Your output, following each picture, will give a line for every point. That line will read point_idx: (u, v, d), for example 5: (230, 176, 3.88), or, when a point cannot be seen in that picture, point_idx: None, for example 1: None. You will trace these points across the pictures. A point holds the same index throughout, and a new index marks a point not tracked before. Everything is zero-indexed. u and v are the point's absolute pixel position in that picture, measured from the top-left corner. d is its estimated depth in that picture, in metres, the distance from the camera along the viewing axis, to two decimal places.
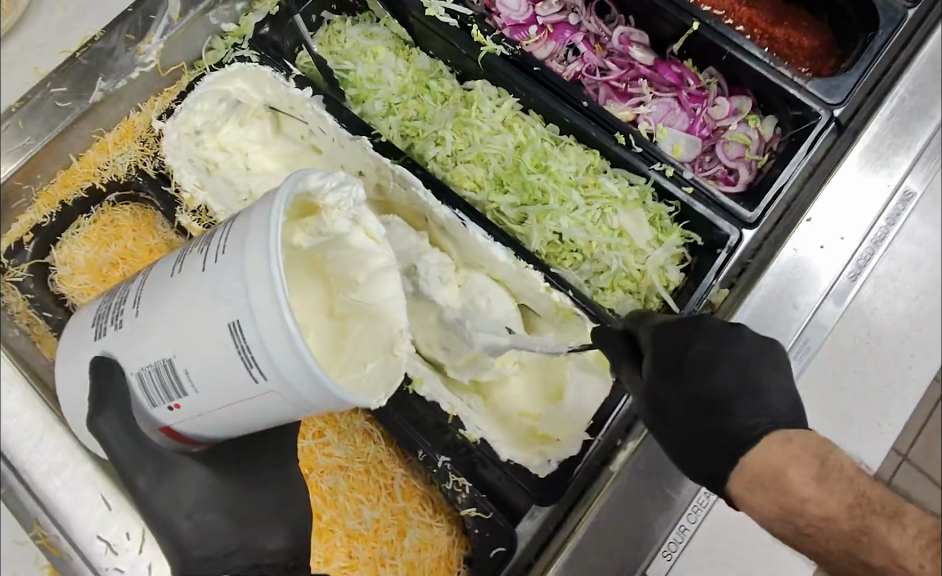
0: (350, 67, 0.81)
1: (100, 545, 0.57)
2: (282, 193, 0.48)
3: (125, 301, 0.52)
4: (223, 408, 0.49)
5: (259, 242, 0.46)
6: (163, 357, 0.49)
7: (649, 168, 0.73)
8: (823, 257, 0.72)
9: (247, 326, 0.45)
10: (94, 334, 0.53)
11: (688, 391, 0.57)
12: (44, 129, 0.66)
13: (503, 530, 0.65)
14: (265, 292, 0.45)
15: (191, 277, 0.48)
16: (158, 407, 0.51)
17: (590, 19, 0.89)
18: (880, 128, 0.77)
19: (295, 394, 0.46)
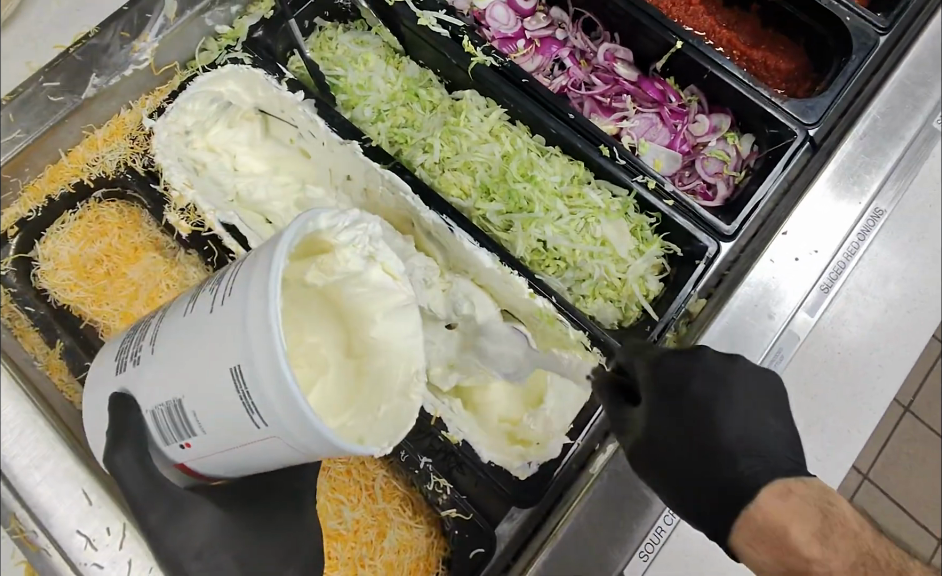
0: (340, 73, 0.83)
1: (79, 540, 0.57)
2: (291, 228, 0.49)
3: (143, 338, 0.53)
4: (232, 450, 0.49)
5: (260, 285, 0.46)
6: (172, 397, 0.49)
7: (632, 180, 0.76)
8: (797, 269, 0.75)
9: (248, 373, 0.45)
10: (116, 368, 0.54)
11: (688, 427, 0.55)
12: (35, 123, 0.67)
13: (483, 531, 0.65)
14: (263, 338, 0.44)
15: (201, 317, 0.49)
16: (171, 447, 0.52)
17: (576, 35, 0.92)
18: (852, 147, 0.80)
19: (296, 441, 0.46)
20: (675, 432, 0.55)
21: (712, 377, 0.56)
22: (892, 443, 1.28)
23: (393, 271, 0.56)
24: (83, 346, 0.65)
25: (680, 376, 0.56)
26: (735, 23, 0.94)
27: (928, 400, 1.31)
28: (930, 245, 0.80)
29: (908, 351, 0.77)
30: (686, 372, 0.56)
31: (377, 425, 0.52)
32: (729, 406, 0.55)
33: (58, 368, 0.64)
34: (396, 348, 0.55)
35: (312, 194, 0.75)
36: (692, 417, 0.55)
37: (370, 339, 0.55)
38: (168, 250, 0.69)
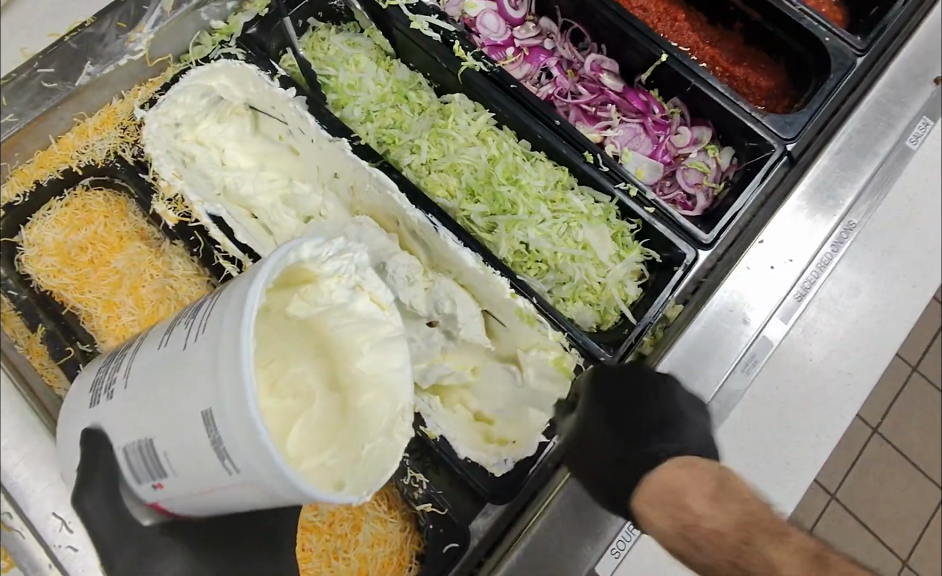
0: (332, 73, 0.84)
1: (54, 522, 0.58)
2: (270, 260, 0.50)
3: (117, 371, 0.54)
4: (204, 492, 0.48)
5: (233, 324, 0.46)
6: (145, 437, 0.49)
7: (614, 187, 0.77)
8: (773, 276, 0.77)
9: (218, 417, 0.45)
10: (89, 402, 0.55)
11: (616, 424, 0.62)
12: (28, 108, 0.67)
13: (457, 526, 0.65)
14: (231, 381, 0.45)
15: (176, 353, 0.49)
16: (142, 487, 0.51)
17: (564, 46, 0.94)
18: (828, 161, 0.83)
19: (264, 485, 0.46)
20: (601, 427, 0.62)
21: (641, 383, 0.63)
22: (860, 464, 1.30)
23: (381, 301, 0.57)
24: (63, 332, 0.65)
25: (615, 381, 0.63)
26: (719, 40, 0.97)
27: (894, 422, 1.33)
28: (899, 258, 0.83)
29: (877, 360, 0.79)
30: (620, 380, 0.63)
31: (360, 465, 0.52)
32: (651, 409, 0.62)
33: (40, 353, 0.64)
34: (383, 384, 0.55)
35: (298, 189, 0.77)
36: (620, 416, 0.62)
37: (356, 372, 0.55)
38: (153, 241, 0.70)
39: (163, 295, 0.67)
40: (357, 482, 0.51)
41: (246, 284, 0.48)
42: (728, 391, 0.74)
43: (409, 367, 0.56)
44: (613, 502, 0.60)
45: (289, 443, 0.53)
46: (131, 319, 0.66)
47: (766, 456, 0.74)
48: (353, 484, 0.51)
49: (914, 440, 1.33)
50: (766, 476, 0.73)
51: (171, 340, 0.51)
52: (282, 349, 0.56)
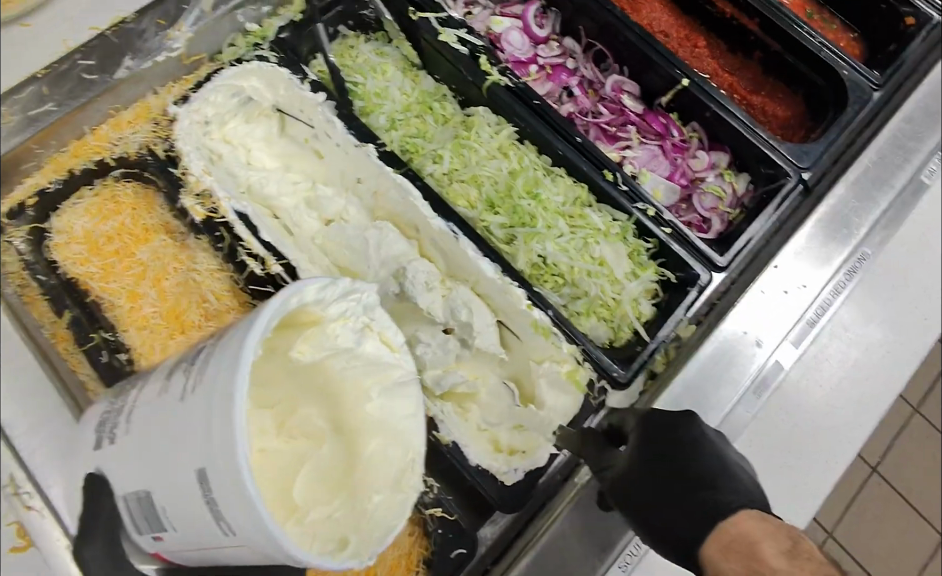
0: (359, 80, 0.85)
1: None
2: (269, 308, 0.50)
3: (119, 414, 0.54)
4: (204, 548, 0.51)
5: (225, 386, 0.47)
6: (143, 489, 0.51)
7: (632, 206, 0.78)
8: (787, 301, 0.78)
9: (211, 477, 0.47)
10: (94, 443, 0.54)
11: (666, 470, 0.63)
12: (67, 98, 0.67)
13: (465, 533, 0.66)
14: (225, 450, 0.46)
15: (171, 407, 0.50)
16: (144, 538, 0.53)
17: (587, 66, 0.96)
18: (844, 191, 0.84)
19: (256, 547, 0.48)
20: (655, 473, 0.63)
21: (689, 433, 0.64)
22: (857, 505, 1.31)
23: (392, 343, 0.58)
24: (89, 319, 0.66)
25: (666, 430, 0.64)
26: (738, 68, 0.99)
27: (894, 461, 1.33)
28: (911, 288, 0.84)
29: (888, 388, 0.79)
30: (670, 429, 0.64)
31: (365, 521, 0.54)
32: (705, 457, 0.63)
33: (65, 338, 0.65)
34: (391, 432, 0.57)
35: (321, 192, 0.78)
36: (674, 463, 0.63)
37: (367, 416, 0.57)
38: (178, 235, 0.71)
39: (186, 289, 0.68)
40: (360, 535, 0.53)
41: (237, 346, 0.49)
42: (740, 412, 0.74)
43: (420, 414, 0.58)
44: (665, 543, 0.61)
45: (296, 490, 0.54)
46: (153, 311, 0.67)
47: (775, 480, 0.74)
48: (357, 539, 0.53)
49: (910, 480, 1.34)
50: (777, 496, 0.73)
51: (167, 390, 0.51)
52: (287, 392, 0.58)
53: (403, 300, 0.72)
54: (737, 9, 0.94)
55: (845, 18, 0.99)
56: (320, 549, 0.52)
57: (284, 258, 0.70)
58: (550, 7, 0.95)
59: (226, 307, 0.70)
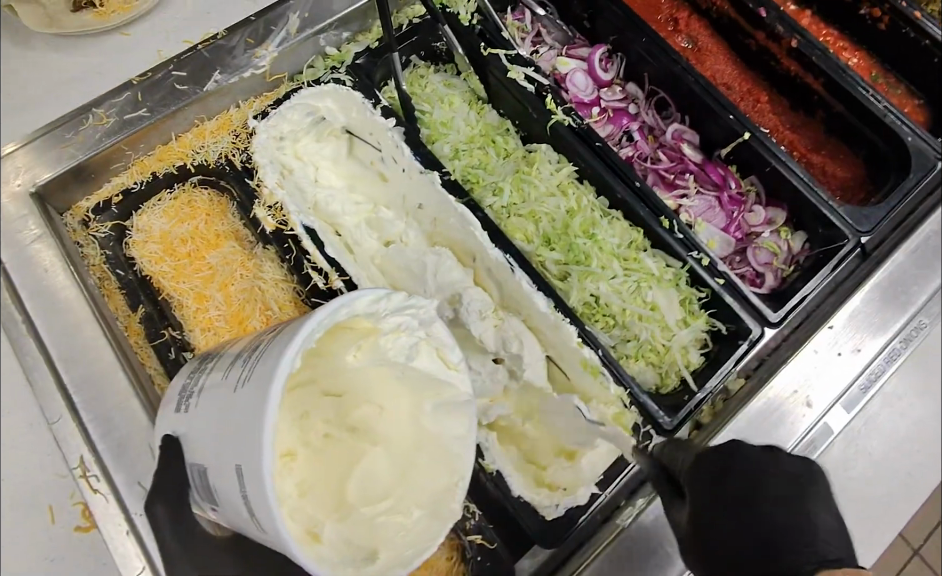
0: (427, 109, 0.88)
1: (138, 490, 0.63)
2: (315, 319, 0.51)
3: (195, 387, 0.56)
4: (248, 532, 0.52)
5: (264, 390, 0.48)
6: (200, 463, 0.53)
7: (686, 254, 0.78)
8: (840, 362, 0.78)
9: (246, 477, 0.48)
10: (174, 407, 0.57)
11: (737, 527, 0.50)
12: (159, 105, 0.75)
13: (503, 562, 0.66)
14: (252, 455, 0.47)
15: (225, 396, 0.52)
16: (203, 505, 0.56)
17: (648, 113, 0.97)
18: (903, 258, 0.84)
19: (281, 546, 0.48)
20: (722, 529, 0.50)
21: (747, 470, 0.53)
22: None
23: (447, 359, 0.57)
24: (158, 314, 0.71)
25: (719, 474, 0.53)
26: (800, 126, 0.99)
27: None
28: None
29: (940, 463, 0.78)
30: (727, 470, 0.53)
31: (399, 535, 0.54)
32: (775, 503, 0.50)
33: (137, 332, 0.70)
34: (440, 454, 0.57)
35: (383, 215, 0.80)
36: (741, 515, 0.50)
37: (420, 426, 0.58)
38: (247, 243, 0.74)
39: (249, 295, 0.71)
40: (391, 552, 0.53)
41: (286, 344, 0.50)
42: None
43: (472, 437, 0.57)
44: None
45: (347, 489, 0.55)
46: (217, 314, 0.70)
47: None
48: (386, 554, 0.53)
49: None
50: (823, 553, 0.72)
51: (228, 375, 0.53)
52: (356, 386, 0.58)
53: (456, 325, 0.74)
54: (802, 68, 0.95)
55: (909, 84, 0.99)
56: (351, 556, 0.52)
57: (345, 274, 0.71)
58: (616, 52, 0.97)
59: (287, 317, 0.71)
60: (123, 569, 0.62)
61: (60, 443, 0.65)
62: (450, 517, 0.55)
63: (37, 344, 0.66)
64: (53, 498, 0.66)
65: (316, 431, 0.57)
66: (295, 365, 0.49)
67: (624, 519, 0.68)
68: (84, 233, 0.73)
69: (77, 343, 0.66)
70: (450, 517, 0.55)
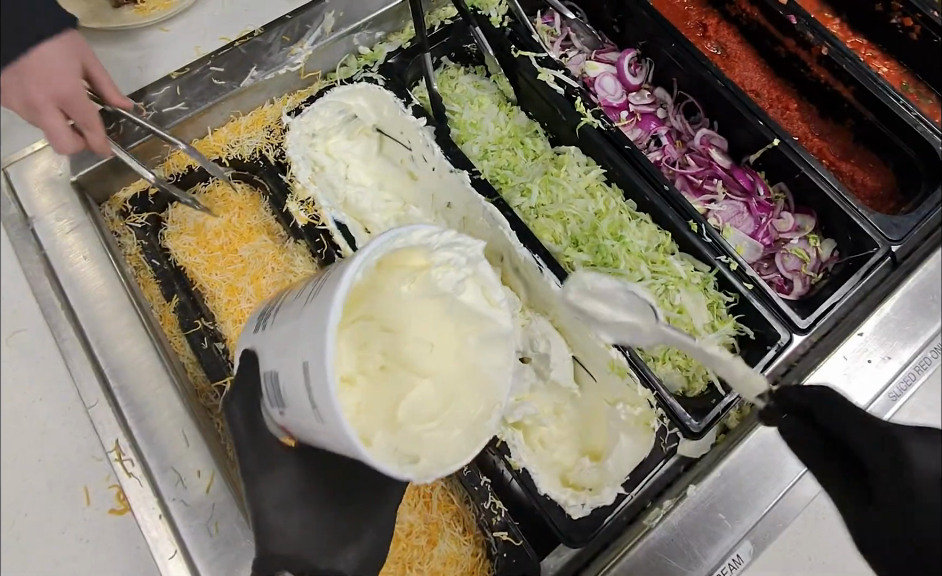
0: (456, 110, 0.89)
1: (171, 475, 0.64)
2: (375, 242, 0.51)
3: (270, 310, 0.58)
4: (310, 434, 0.52)
5: (330, 295, 0.49)
6: (269, 368, 0.53)
7: (715, 258, 0.78)
8: (869, 370, 0.78)
9: (310, 370, 0.48)
10: (253, 325, 0.59)
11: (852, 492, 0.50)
12: (198, 100, 0.77)
13: (529, 560, 0.65)
14: (316, 348, 0.47)
15: (294, 312, 0.52)
16: (270, 411, 0.55)
17: (677, 116, 0.97)
18: (934, 268, 0.82)
19: (338, 438, 0.47)
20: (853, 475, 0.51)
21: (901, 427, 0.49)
22: None
23: (491, 298, 0.56)
24: (192, 304, 0.72)
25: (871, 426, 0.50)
26: (829, 134, 0.99)
27: None
28: None
29: None
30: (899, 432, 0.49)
31: (444, 451, 0.51)
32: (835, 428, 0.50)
33: (170, 320, 0.71)
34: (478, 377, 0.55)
35: (412, 213, 0.81)
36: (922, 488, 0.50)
37: (464, 356, 0.55)
38: (278, 236, 0.76)
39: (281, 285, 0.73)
40: (433, 459, 0.50)
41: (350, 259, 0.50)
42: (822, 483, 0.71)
43: (509, 368, 0.54)
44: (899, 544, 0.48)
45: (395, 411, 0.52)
46: (249, 306, 0.72)
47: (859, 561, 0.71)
48: (429, 464, 0.50)
49: None
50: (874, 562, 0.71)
51: (299, 295, 0.54)
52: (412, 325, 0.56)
53: None
54: (832, 75, 0.94)
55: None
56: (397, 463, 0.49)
57: None
58: (645, 57, 0.98)
59: None
60: (155, 551, 0.63)
61: (97, 427, 0.66)
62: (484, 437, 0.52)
63: (74, 328, 0.68)
64: (88, 480, 0.70)
65: (372, 359, 0.54)
66: (358, 279, 0.50)
67: (653, 516, 0.67)
68: (122, 223, 0.75)
69: (112, 330, 0.68)
70: (487, 433, 0.52)
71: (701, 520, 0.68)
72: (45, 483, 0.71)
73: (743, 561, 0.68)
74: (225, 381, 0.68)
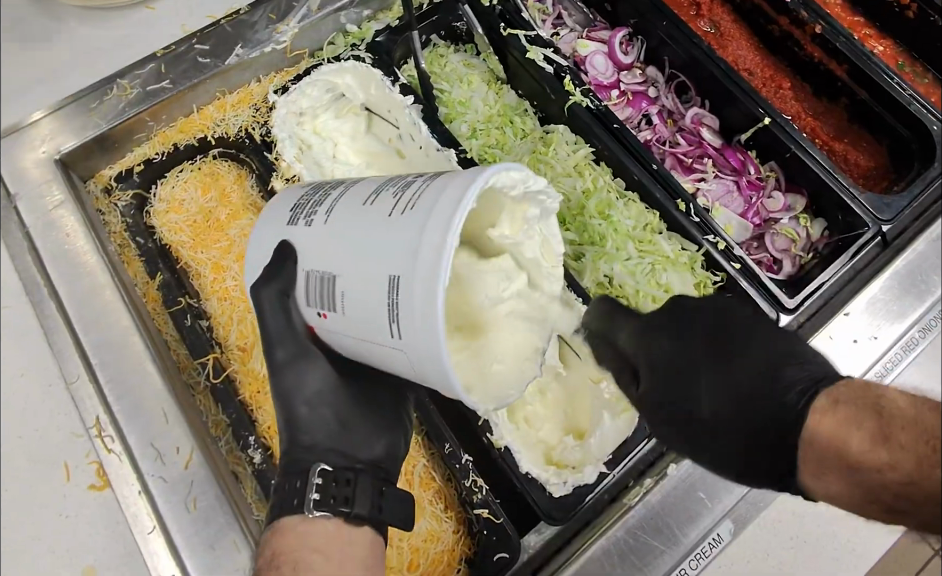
0: (446, 88, 0.89)
1: (150, 452, 0.64)
2: (488, 171, 0.45)
3: (321, 204, 0.53)
4: (368, 344, 0.49)
5: (442, 216, 0.43)
6: (329, 271, 0.49)
7: (702, 238, 0.77)
8: (855, 350, 0.78)
9: (403, 288, 0.43)
10: (288, 219, 0.55)
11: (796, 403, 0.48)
12: (182, 78, 0.77)
13: (510, 537, 0.65)
14: (428, 269, 0.42)
15: (377, 219, 0.47)
16: (309, 311, 0.53)
17: (668, 96, 0.96)
18: (926, 247, 0.82)
19: (419, 365, 0.44)
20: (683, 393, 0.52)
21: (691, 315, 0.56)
22: None
23: (552, 254, 0.52)
24: (176, 283, 0.74)
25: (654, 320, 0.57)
26: (821, 113, 0.98)
27: None
28: None
29: None
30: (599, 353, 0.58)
31: (489, 379, 0.49)
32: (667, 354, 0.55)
33: (155, 298, 0.72)
34: (525, 323, 0.51)
35: None
36: (671, 342, 0.55)
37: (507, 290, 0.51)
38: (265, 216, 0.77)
39: None
40: (483, 393, 0.48)
41: (469, 178, 0.44)
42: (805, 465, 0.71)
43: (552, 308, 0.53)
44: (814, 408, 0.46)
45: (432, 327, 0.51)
46: (234, 284, 0.72)
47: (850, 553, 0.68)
48: (479, 393, 0.48)
49: None
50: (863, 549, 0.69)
51: (380, 202, 0.48)
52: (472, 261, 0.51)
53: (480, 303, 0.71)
54: (826, 54, 0.93)
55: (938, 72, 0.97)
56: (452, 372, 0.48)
57: None
58: (638, 35, 0.96)
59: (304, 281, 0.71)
60: (134, 527, 0.63)
61: (78, 403, 0.66)
62: (527, 379, 0.50)
63: (56, 304, 0.69)
64: (69, 457, 0.71)
65: None
66: (474, 204, 0.44)
67: (631, 496, 0.68)
68: (106, 201, 0.76)
69: (93, 307, 0.68)
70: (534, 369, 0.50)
71: (682, 498, 0.68)
72: (26, 459, 0.72)
73: (716, 549, 0.66)
74: (209, 358, 0.69)
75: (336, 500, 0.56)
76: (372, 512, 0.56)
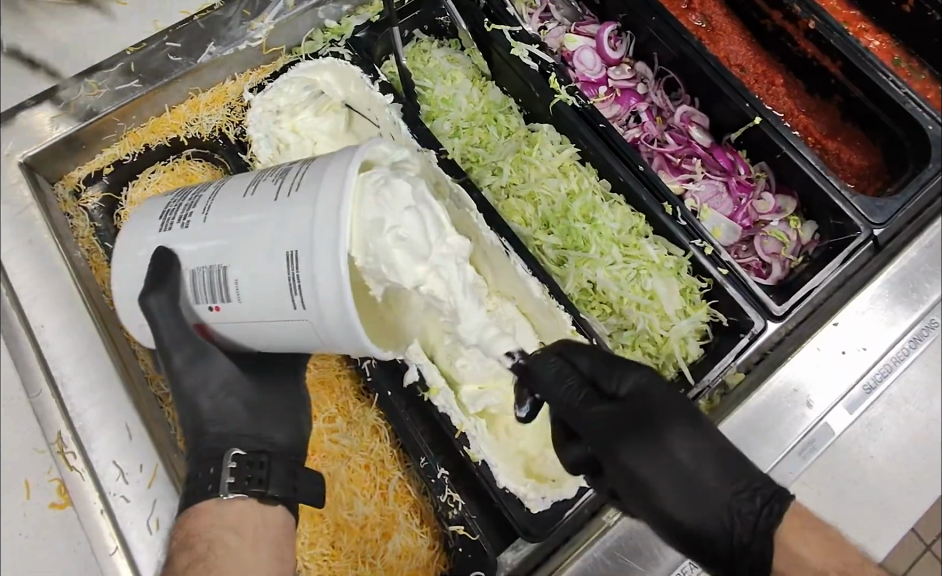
0: (428, 85, 0.87)
1: (113, 471, 0.63)
2: (356, 151, 0.54)
3: (194, 204, 0.56)
4: (266, 325, 0.54)
5: (332, 193, 0.51)
6: (219, 263, 0.53)
7: (689, 242, 0.75)
8: (842, 362, 0.76)
9: (303, 259, 0.50)
10: (159, 226, 0.56)
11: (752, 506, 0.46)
12: (152, 77, 0.75)
13: (485, 556, 0.64)
14: (327, 242, 0.50)
15: (262, 205, 0.53)
16: (200, 306, 0.55)
17: (657, 93, 0.94)
18: (917, 254, 0.80)
19: (326, 330, 0.52)
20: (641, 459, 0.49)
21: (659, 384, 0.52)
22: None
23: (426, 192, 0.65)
24: None
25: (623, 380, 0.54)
26: (814, 110, 0.96)
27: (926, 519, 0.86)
28: None
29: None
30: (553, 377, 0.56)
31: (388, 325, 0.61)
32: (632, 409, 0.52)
33: None
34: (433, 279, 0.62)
35: None
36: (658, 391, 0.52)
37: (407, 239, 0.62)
38: None
39: None
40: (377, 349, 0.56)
41: (345, 159, 0.52)
42: (780, 474, 0.72)
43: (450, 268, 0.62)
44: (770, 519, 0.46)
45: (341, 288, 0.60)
46: None
47: None
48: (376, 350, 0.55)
49: None
50: None
51: (260, 188, 0.54)
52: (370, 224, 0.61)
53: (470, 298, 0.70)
54: (819, 50, 0.91)
55: (934, 69, 0.95)
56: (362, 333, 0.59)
57: None
58: (626, 30, 0.94)
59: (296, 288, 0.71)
60: (96, 546, 0.62)
61: (39, 417, 0.65)
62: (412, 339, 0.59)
63: (18, 314, 0.67)
64: (31, 473, 0.70)
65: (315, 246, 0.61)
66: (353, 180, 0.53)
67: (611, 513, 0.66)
68: (74, 204, 0.74)
69: (58, 316, 0.67)
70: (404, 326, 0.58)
71: None
72: None
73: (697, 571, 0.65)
74: None
75: (250, 482, 0.58)
76: (286, 492, 0.58)
